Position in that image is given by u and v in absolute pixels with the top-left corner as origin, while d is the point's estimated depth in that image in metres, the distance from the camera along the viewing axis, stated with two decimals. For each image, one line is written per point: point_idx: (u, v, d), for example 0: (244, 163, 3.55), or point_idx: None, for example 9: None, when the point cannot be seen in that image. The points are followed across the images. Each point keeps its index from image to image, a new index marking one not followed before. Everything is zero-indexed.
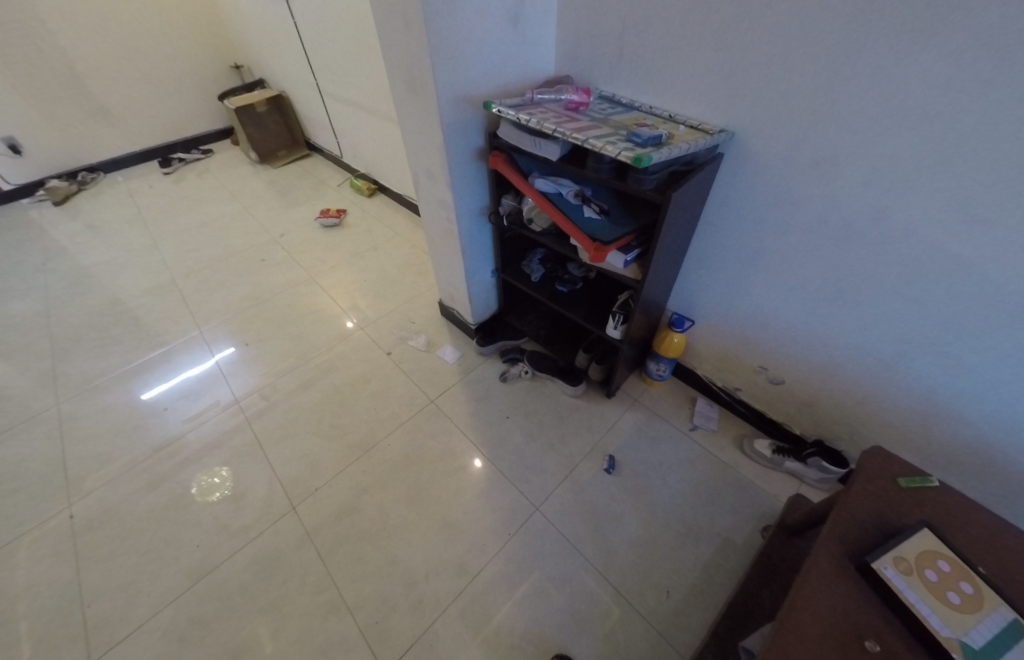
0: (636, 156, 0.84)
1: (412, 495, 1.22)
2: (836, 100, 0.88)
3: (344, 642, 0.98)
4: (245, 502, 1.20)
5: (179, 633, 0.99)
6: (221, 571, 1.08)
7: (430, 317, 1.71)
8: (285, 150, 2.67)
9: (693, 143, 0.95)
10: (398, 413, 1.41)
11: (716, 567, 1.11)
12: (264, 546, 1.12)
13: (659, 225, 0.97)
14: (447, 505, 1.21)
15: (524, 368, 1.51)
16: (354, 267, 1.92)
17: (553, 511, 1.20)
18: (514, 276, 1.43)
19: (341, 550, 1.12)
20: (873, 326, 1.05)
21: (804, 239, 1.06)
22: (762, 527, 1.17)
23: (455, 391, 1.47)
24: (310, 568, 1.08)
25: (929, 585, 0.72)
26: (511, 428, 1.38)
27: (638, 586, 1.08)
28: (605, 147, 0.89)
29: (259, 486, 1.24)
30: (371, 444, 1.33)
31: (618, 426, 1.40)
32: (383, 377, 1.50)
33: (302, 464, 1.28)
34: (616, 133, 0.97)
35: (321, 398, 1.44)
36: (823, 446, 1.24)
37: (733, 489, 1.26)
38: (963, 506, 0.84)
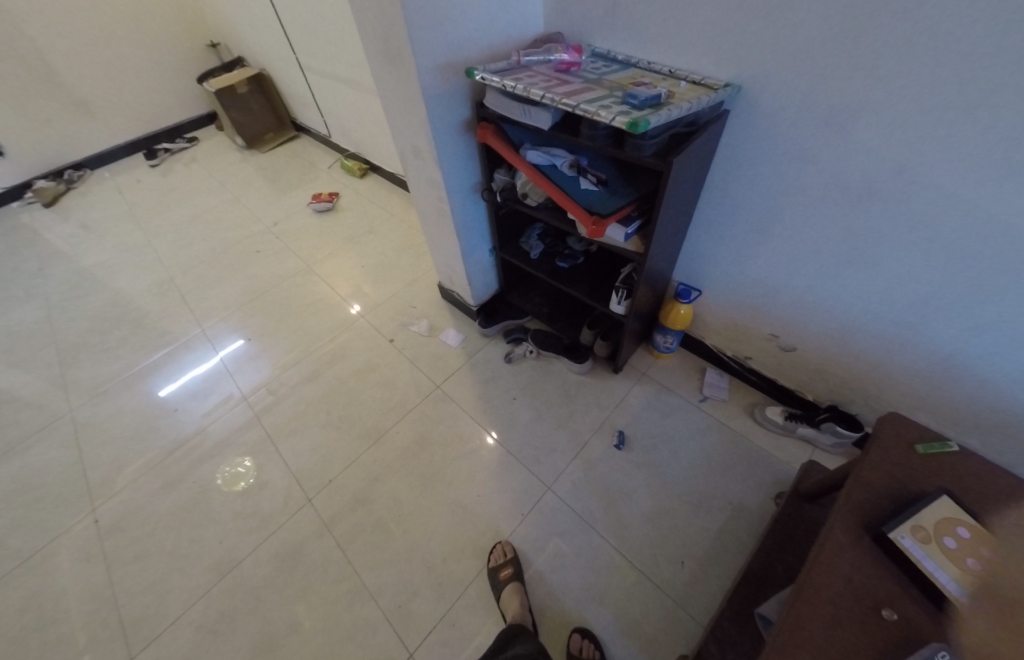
0: (632, 120, 0.78)
1: (425, 482, 1.23)
2: (854, 41, 0.80)
3: (371, 627, 1.02)
4: (263, 497, 1.23)
5: (211, 626, 1.03)
6: (245, 565, 1.11)
7: (431, 300, 1.68)
8: (272, 133, 2.56)
9: (694, 100, 0.88)
10: (406, 401, 1.40)
11: (729, 535, 1.12)
12: (285, 539, 1.15)
13: (660, 194, 0.92)
14: (460, 489, 1.22)
15: (528, 347, 1.49)
16: (351, 252, 1.87)
17: (565, 488, 1.21)
18: (513, 254, 1.39)
19: (360, 538, 1.14)
20: (890, 287, 1.01)
21: (816, 199, 1.00)
22: (776, 494, 1.18)
23: (461, 375, 1.46)
24: (332, 559, 1.11)
25: (948, 552, 0.71)
26: (519, 409, 1.37)
27: (653, 558, 1.10)
28: (598, 111, 0.83)
29: (274, 480, 1.26)
30: (380, 433, 1.33)
31: (626, 401, 1.39)
32: (388, 366, 1.49)
33: (315, 457, 1.30)
34: (610, 95, 0.90)
35: (328, 390, 1.44)
36: (836, 410, 1.24)
37: (745, 457, 1.26)
38: (980, 470, 0.82)
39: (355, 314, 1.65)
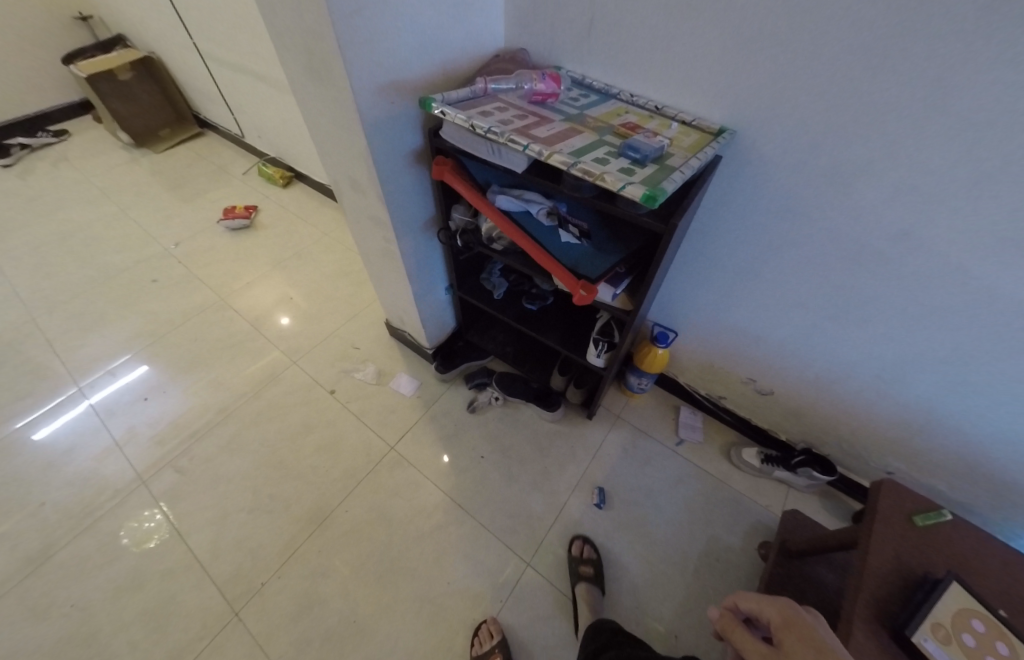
0: (647, 189, 0.63)
1: (382, 573, 1.08)
2: (870, 99, 0.71)
3: None
4: (173, 616, 1.00)
5: None
6: None
7: (377, 338, 1.45)
8: (168, 128, 2.12)
9: (702, 152, 0.75)
10: (353, 472, 1.20)
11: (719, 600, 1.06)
12: None
13: (659, 256, 0.79)
14: (424, 578, 1.07)
15: (493, 394, 1.33)
16: (276, 279, 1.57)
17: (545, 563, 1.09)
18: (473, 294, 1.21)
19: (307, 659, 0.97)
20: (874, 346, 0.95)
21: (806, 253, 0.92)
22: (760, 542, 1.13)
23: (417, 432, 1.28)
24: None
25: (969, 652, 0.66)
26: (487, 471, 1.23)
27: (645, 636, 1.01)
28: (598, 170, 0.68)
29: (188, 590, 1.03)
30: (325, 513, 1.14)
31: (602, 451, 1.28)
32: (329, 426, 1.26)
33: (241, 552, 1.08)
34: (604, 144, 0.76)
35: (256, 462, 1.20)
36: (812, 453, 1.19)
37: (726, 507, 1.20)
38: (979, 540, 0.78)
39: (286, 323, 1.46)
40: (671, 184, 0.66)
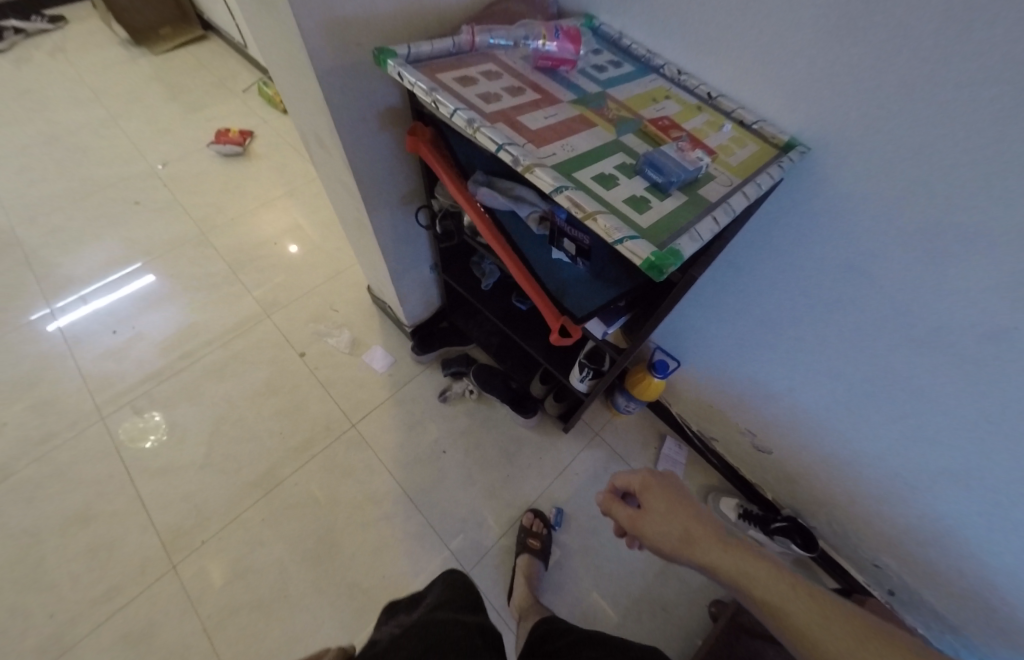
0: (655, 250, 0.43)
1: (320, 553, 1.09)
2: (1004, 164, 0.49)
3: None
4: (112, 558, 1.03)
5: None
6: (81, 647, 0.94)
7: (357, 303, 1.41)
8: (170, 28, 1.93)
9: (752, 186, 0.54)
10: (311, 441, 1.21)
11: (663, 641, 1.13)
12: (134, 615, 0.98)
13: (664, 305, 0.63)
14: (360, 567, 1.08)
15: (467, 387, 1.32)
16: (261, 222, 1.51)
17: (485, 575, 1.12)
18: (458, 281, 1.09)
19: (231, 624, 1.00)
20: (906, 452, 0.78)
21: (855, 327, 0.73)
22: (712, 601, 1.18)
23: (382, 414, 1.27)
24: (192, 647, 0.96)
25: None
26: (447, 466, 1.23)
27: None
28: (594, 206, 0.46)
29: (131, 535, 1.06)
30: (276, 480, 1.15)
31: (571, 468, 1.29)
32: (292, 393, 1.26)
33: (188, 506, 1.10)
34: (615, 158, 0.54)
35: (215, 416, 1.21)
36: (796, 524, 1.07)
37: None
38: None
39: (294, 252, 1.46)
40: (692, 243, 0.45)
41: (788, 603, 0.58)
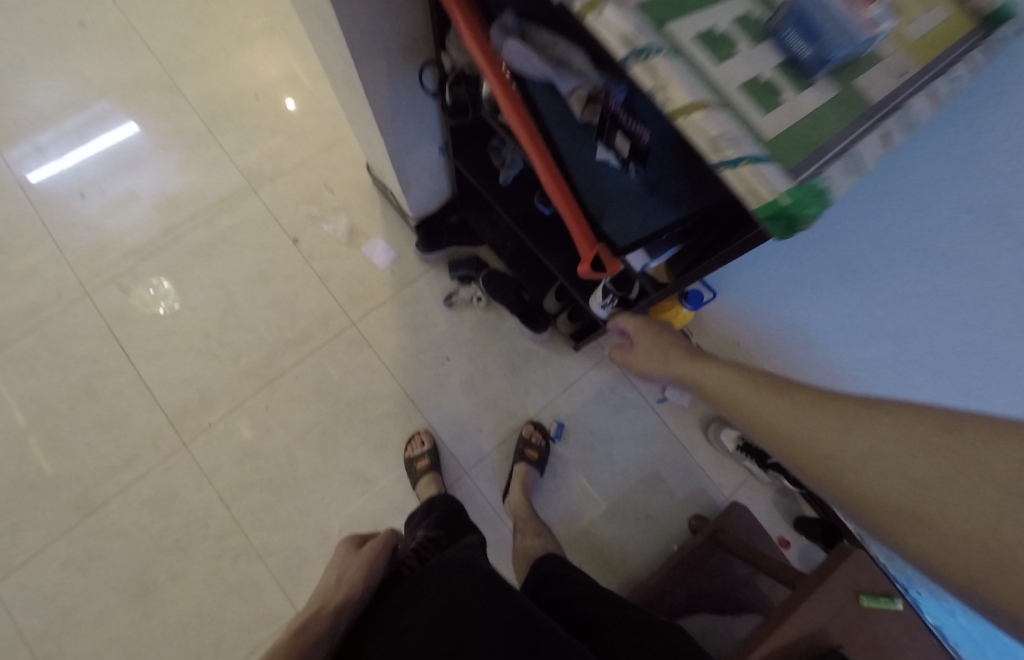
0: (794, 186, 0.26)
1: (325, 444, 1.19)
2: None
3: (256, 583, 1.12)
4: (121, 431, 1.14)
5: (80, 562, 1.09)
6: (113, 505, 1.12)
7: (356, 184, 1.30)
8: None
9: (945, 85, 0.34)
10: (309, 335, 1.23)
11: (651, 534, 1.32)
12: (157, 482, 1.14)
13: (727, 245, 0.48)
14: (363, 458, 1.20)
15: (475, 294, 1.28)
16: (239, 66, 1.31)
17: (482, 475, 1.24)
18: (474, 172, 0.93)
19: (247, 496, 1.16)
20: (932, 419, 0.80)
21: (928, 300, 0.67)
22: (693, 516, 1.33)
23: (383, 315, 1.26)
24: (213, 514, 1.14)
25: None
26: (450, 372, 1.27)
27: (571, 545, 1.28)
28: (700, 90, 0.28)
29: (140, 413, 1.15)
30: (275, 372, 1.20)
31: (576, 385, 1.35)
32: (284, 284, 1.23)
33: (189, 390, 1.18)
34: (737, 2, 0.33)
35: (209, 300, 1.21)
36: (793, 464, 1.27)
37: (679, 466, 1.38)
38: (899, 633, 0.99)
39: (291, 106, 1.31)
40: (848, 177, 0.28)
41: (765, 397, 0.50)
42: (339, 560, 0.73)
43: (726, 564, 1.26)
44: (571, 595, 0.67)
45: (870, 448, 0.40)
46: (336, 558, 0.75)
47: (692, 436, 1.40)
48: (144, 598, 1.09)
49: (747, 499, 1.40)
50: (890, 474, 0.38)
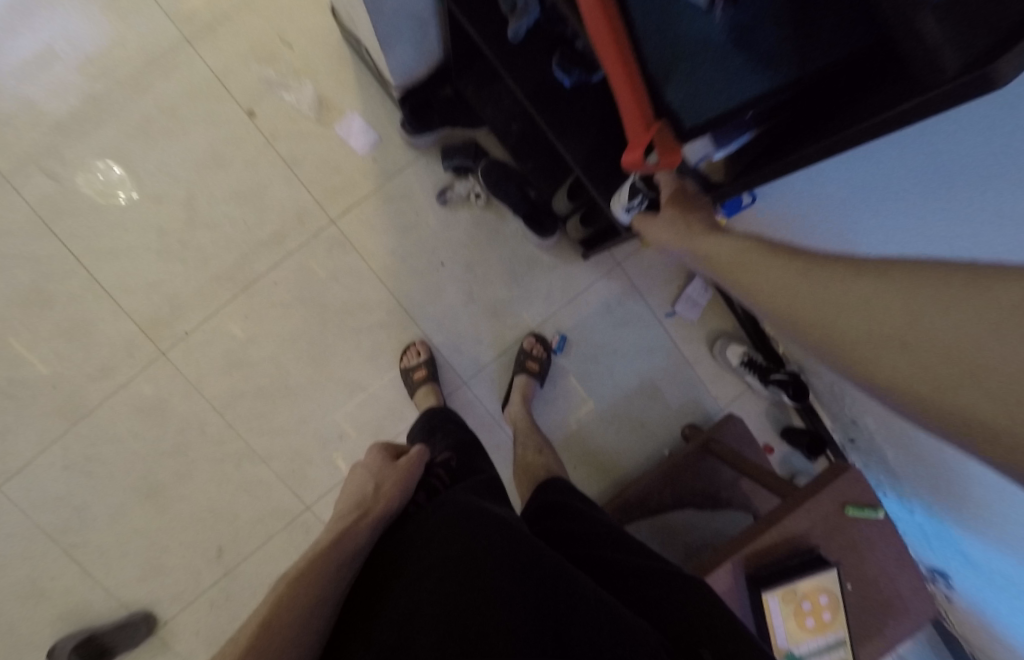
0: None
1: (315, 354, 1.12)
2: None
3: (263, 482, 1.14)
4: (92, 339, 1.05)
5: (79, 466, 1.08)
6: (100, 413, 1.08)
7: (322, 41, 1.04)
8: None
9: None
10: (283, 234, 1.07)
11: (647, 442, 1.34)
12: (141, 390, 1.08)
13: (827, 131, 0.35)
14: (357, 367, 1.14)
15: (473, 189, 1.12)
16: None
17: (481, 386, 1.19)
18: (475, 23, 0.73)
19: (240, 404, 1.11)
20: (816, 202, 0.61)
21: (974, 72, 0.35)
22: (688, 426, 1.33)
23: (367, 212, 1.10)
24: (207, 421, 1.10)
25: (799, 610, 1.01)
26: (446, 279, 1.15)
27: (567, 450, 1.30)
28: None
29: (108, 319, 1.05)
30: (251, 277, 1.08)
31: (582, 297, 1.25)
32: (247, 170, 1.04)
33: (157, 295, 1.05)
34: None
35: (162, 190, 1.03)
36: (795, 381, 1.28)
37: (682, 379, 1.35)
38: (874, 535, 1.05)
39: None
40: None
41: (778, 265, 0.47)
42: (371, 470, 0.68)
43: (712, 467, 1.25)
44: (587, 530, 0.63)
45: (885, 299, 0.36)
46: (368, 464, 0.71)
47: (696, 351, 1.35)
48: (154, 496, 1.11)
49: (741, 410, 1.39)
50: (896, 320, 0.35)
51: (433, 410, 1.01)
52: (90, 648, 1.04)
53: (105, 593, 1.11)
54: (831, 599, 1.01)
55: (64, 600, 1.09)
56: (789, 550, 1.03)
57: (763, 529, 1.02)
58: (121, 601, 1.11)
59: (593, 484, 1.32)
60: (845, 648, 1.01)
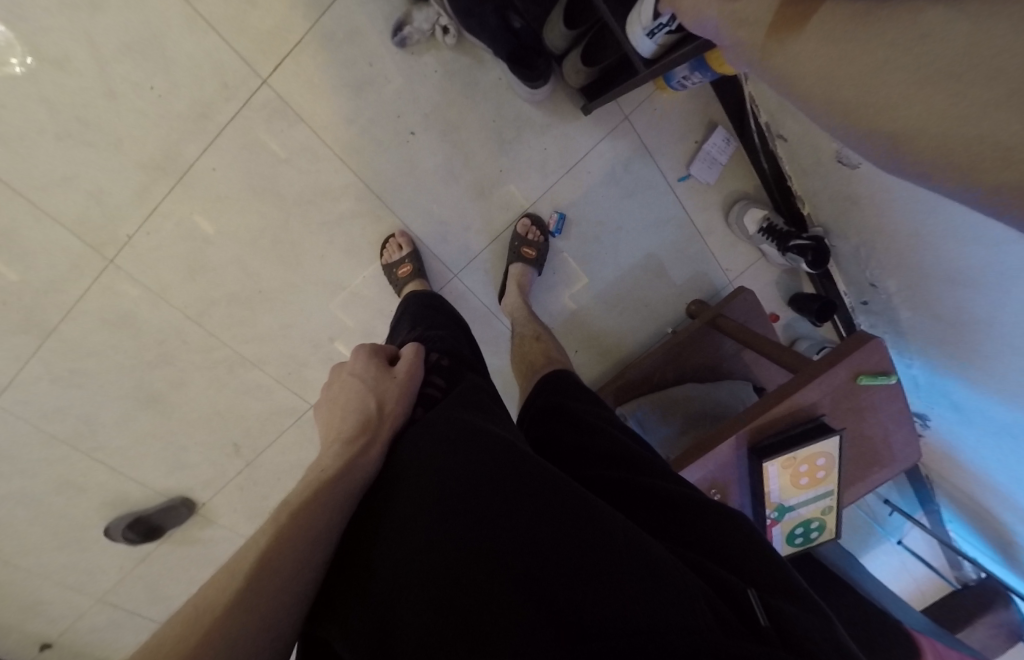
0: None
1: (283, 252, 0.98)
2: None
3: (263, 387, 1.07)
4: (24, 248, 0.86)
5: (68, 378, 0.96)
6: (68, 330, 0.92)
7: None
8: None
9: None
10: (207, 108, 0.86)
11: (652, 321, 1.27)
12: (102, 304, 0.93)
13: None
14: (335, 265, 1.01)
15: (436, 21, 0.87)
16: None
17: (473, 277, 1.08)
18: None
19: (216, 313, 0.99)
20: None
21: None
22: (695, 301, 1.24)
23: (305, 66, 0.87)
24: (185, 330, 0.98)
25: (796, 474, 0.99)
26: (420, 152, 0.96)
27: (566, 336, 1.23)
28: None
29: (30, 225, 0.85)
30: (183, 164, 0.88)
31: (582, 164, 1.06)
32: (134, 9, 0.78)
33: (79, 192, 0.86)
34: None
35: (30, 45, 0.76)
36: (819, 244, 1.09)
37: (692, 255, 1.22)
38: (883, 401, 1.02)
39: None
40: None
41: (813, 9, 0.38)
42: (364, 380, 0.58)
43: (716, 342, 1.19)
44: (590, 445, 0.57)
45: (941, 39, 0.29)
46: (356, 370, 0.60)
47: (710, 221, 1.20)
48: (156, 405, 1.03)
49: (752, 282, 1.29)
50: (933, 46, 0.29)
51: (423, 299, 0.88)
52: (140, 527, 1.06)
53: (139, 485, 1.07)
54: (829, 461, 1.00)
55: (104, 492, 1.05)
56: (793, 420, 0.99)
57: (772, 402, 0.96)
58: (157, 491, 1.09)
59: (593, 368, 1.28)
60: (834, 497, 1.04)
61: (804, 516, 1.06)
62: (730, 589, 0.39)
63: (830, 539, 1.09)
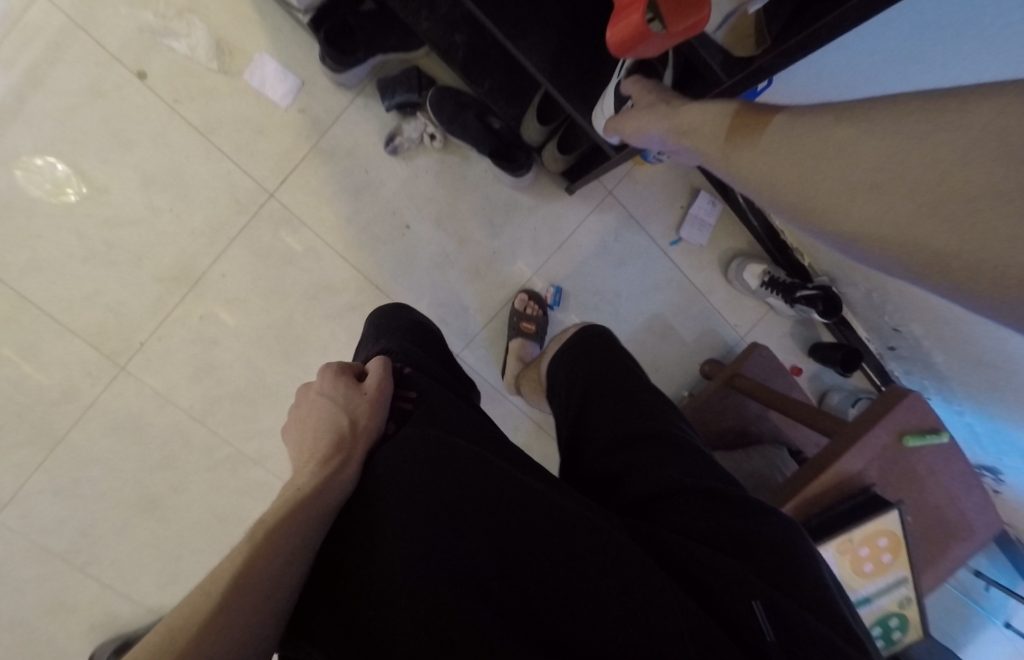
0: None
1: (286, 346, 1.00)
2: None
3: (264, 485, 1.05)
4: (42, 362, 0.90)
5: (69, 487, 0.94)
6: (76, 436, 0.93)
7: None
8: None
9: None
10: (220, 223, 0.94)
11: (663, 386, 1.22)
12: (110, 409, 0.94)
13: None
14: (337, 354, 1.02)
15: (425, 129, 0.97)
16: None
17: (475, 356, 1.08)
18: None
19: (220, 411, 1.00)
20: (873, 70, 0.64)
21: None
22: (708, 362, 1.20)
23: (308, 178, 0.96)
24: (190, 431, 0.98)
25: (857, 559, 0.88)
26: (416, 243, 1.02)
27: None
28: None
29: (49, 339, 0.90)
30: (195, 272, 0.94)
31: (572, 240, 1.10)
32: (161, 144, 0.89)
33: (97, 305, 0.91)
34: None
35: (70, 179, 0.86)
36: (825, 294, 1.09)
37: (695, 315, 1.21)
38: (933, 463, 0.93)
39: None
40: None
41: (772, 133, 0.43)
42: (333, 398, 0.49)
43: (738, 404, 1.13)
44: (597, 444, 0.54)
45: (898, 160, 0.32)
46: (323, 388, 0.51)
47: (708, 281, 1.20)
48: (155, 512, 1.00)
49: (763, 336, 1.26)
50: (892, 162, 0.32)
51: (385, 310, 0.79)
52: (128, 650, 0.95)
53: (130, 602, 1.00)
54: (892, 541, 0.88)
55: (94, 613, 0.98)
56: (841, 495, 0.90)
57: (815, 474, 0.88)
58: (149, 607, 1.02)
59: None
60: (910, 586, 0.89)
61: (880, 610, 0.89)
62: (732, 609, 0.36)
63: (917, 638, 0.91)
